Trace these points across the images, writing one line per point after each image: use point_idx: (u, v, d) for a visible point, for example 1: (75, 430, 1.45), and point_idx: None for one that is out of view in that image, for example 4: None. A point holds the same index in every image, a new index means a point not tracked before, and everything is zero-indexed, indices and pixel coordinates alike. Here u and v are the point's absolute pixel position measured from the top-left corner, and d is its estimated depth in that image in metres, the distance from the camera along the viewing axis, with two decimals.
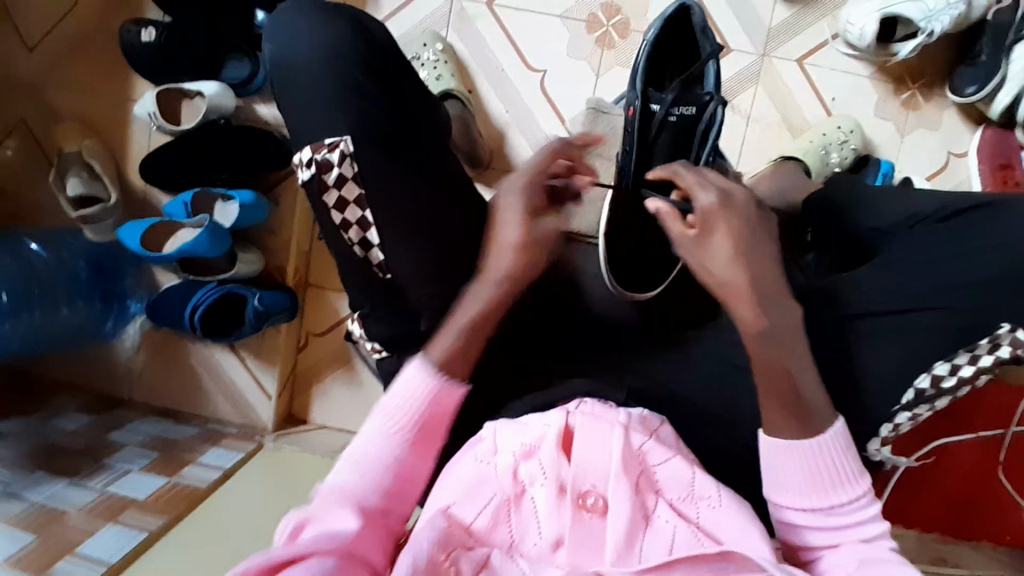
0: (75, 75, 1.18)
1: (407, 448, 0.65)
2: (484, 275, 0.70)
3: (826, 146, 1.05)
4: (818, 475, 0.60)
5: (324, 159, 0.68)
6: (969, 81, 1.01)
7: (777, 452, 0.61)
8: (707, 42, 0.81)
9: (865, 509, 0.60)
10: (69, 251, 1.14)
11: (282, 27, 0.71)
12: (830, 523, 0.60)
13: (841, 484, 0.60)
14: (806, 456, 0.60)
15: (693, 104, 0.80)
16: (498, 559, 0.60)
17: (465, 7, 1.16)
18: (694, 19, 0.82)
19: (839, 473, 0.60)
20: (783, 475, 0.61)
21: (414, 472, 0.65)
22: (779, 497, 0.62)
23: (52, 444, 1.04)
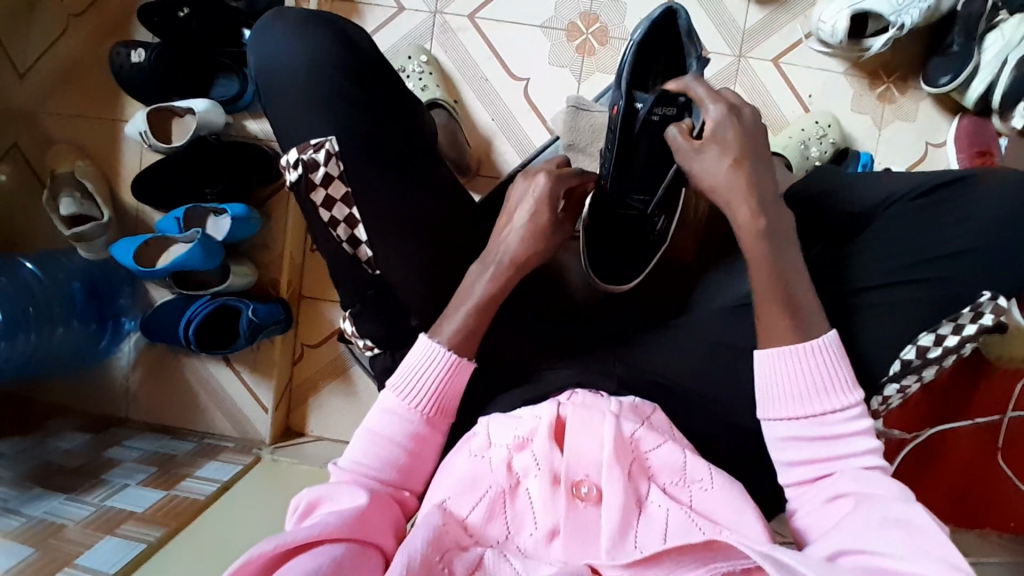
0: (66, 100, 1.21)
1: (425, 424, 0.69)
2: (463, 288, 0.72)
3: (805, 141, 1.08)
4: (810, 384, 0.62)
5: (311, 158, 0.70)
6: (942, 71, 1.03)
7: (774, 360, 0.63)
8: (692, 47, 0.76)
9: (854, 422, 0.61)
10: (63, 272, 1.14)
11: (265, 39, 0.73)
12: (826, 434, 0.61)
13: (835, 397, 0.62)
14: (796, 365, 0.62)
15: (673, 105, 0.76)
16: (490, 558, 0.61)
17: (448, 21, 1.19)
18: (680, 22, 0.76)
19: (835, 384, 0.62)
20: (780, 382, 0.63)
21: (423, 454, 0.69)
22: (774, 409, 0.63)
23: (51, 462, 1.05)
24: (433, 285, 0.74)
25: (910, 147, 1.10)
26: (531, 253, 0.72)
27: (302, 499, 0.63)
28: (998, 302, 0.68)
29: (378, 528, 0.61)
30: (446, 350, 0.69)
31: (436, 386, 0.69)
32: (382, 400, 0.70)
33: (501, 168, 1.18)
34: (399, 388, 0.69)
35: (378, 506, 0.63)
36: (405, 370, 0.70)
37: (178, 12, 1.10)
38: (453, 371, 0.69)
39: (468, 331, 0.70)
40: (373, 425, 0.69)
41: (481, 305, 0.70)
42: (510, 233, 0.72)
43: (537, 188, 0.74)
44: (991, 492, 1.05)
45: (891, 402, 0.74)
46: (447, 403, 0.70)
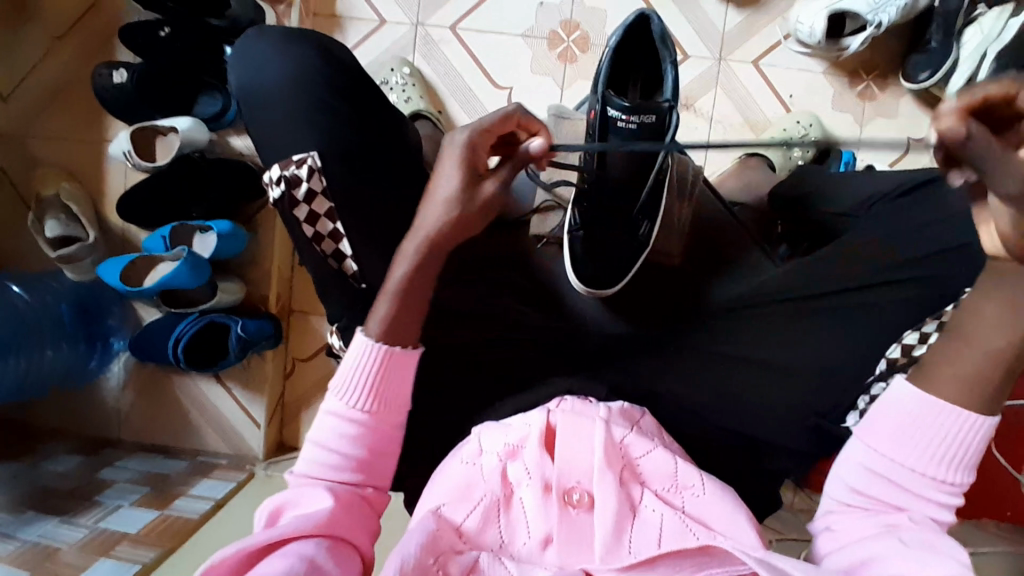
0: (50, 121, 1.20)
1: (371, 421, 0.63)
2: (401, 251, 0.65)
3: (787, 141, 1.09)
4: (935, 442, 0.53)
5: (293, 174, 0.69)
6: (922, 68, 1.04)
7: (910, 401, 0.54)
8: (667, 51, 0.77)
9: (945, 496, 0.53)
10: (52, 295, 1.13)
11: (246, 53, 0.73)
12: (922, 494, 0.54)
13: (954, 464, 0.53)
14: (933, 419, 0.53)
15: (653, 111, 0.73)
16: (485, 561, 0.60)
17: (430, 32, 1.19)
18: (654, 29, 0.78)
19: (954, 454, 0.53)
20: (906, 423, 0.54)
21: (379, 445, 0.64)
22: (880, 451, 0.55)
23: (43, 485, 1.04)
24: None
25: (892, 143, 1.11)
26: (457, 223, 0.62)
27: (267, 506, 0.61)
28: None
29: (345, 528, 0.59)
30: (375, 342, 0.63)
31: (373, 380, 0.63)
32: (326, 402, 0.64)
33: None
34: (343, 385, 0.63)
35: (344, 507, 0.60)
36: (345, 364, 0.63)
37: (159, 31, 1.10)
38: (386, 363, 0.63)
39: (391, 322, 0.63)
40: (321, 430, 0.64)
41: (403, 291, 0.63)
42: (432, 206, 0.63)
43: (453, 146, 0.62)
44: (983, 485, 1.06)
45: None
46: (391, 393, 0.64)
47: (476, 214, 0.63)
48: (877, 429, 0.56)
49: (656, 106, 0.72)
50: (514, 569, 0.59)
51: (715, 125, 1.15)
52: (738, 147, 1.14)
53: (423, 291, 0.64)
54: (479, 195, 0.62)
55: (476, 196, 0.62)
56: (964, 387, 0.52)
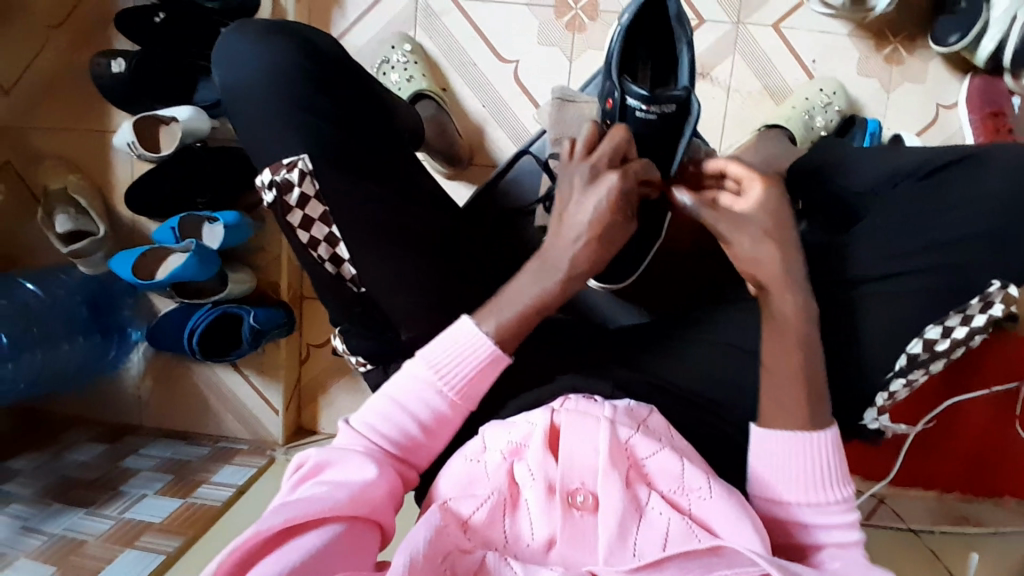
0: (51, 115, 1.20)
1: (450, 407, 0.63)
2: (539, 265, 0.66)
3: (809, 110, 1.03)
4: (813, 470, 0.60)
5: (284, 179, 0.67)
6: (951, 30, 0.97)
7: (775, 440, 0.60)
8: (683, 33, 0.71)
9: (840, 514, 0.60)
10: (64, 289, 1.16)
11: (228, 53, 0.71)
12: (818, 522, 0.60)
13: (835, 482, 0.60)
14: (798, 453, 0.60)
15: (671, 100, 0.69)
16: (493, 558, 0.57)
17: (431, 5, 1.15)
18: (670, 6, 0.72)
19: (829, 479, 0.60)
20: (782, 462, 0.60)
21: (444, 430, 0.64)
22: (769, 489, 0.61)
23: (70, 476, 1.07)
24: (424, 297, 0.70)
25: (920, 110, 1.05)
26: (601, 255, 0.66)
27: (306, 459, 0.60)
28: (1008, 292, 0.65)
29: (380, 506, 0.58)
30: (490, 341, 0.63)
31: (470, 373, 0.63)
32: (413, 366, 0.63)
33: (495, 156, 1.15)
34: (435, 363, 0.63)
35: (385, 480, 0.59)
36: (443, 344, 0.63)
37: (154, 17, 1.09)
38: (489, 363, 0.63)
39: (513, 328, 0.64)
40: (396, 396, 0.62)
41: (525, 316, 0.64)
42: (576, 238, 0.66)
43: (608, 189, 0.66)
44: (1008, 460, 1.03)
45: (897, 396, 0.71)
46: (477, 390, 0.64)
47: (611, 242, 0.66)
48: (757, 471, 0.62)
49: (674, 94, 0.69)
50: (521, 570, 0.56)
51: (732, 94, 1.09)
52: (757, 118, 1.09)
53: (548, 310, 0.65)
54: (613, 222, 0.66)
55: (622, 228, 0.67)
56: (781, 398, 0.61)
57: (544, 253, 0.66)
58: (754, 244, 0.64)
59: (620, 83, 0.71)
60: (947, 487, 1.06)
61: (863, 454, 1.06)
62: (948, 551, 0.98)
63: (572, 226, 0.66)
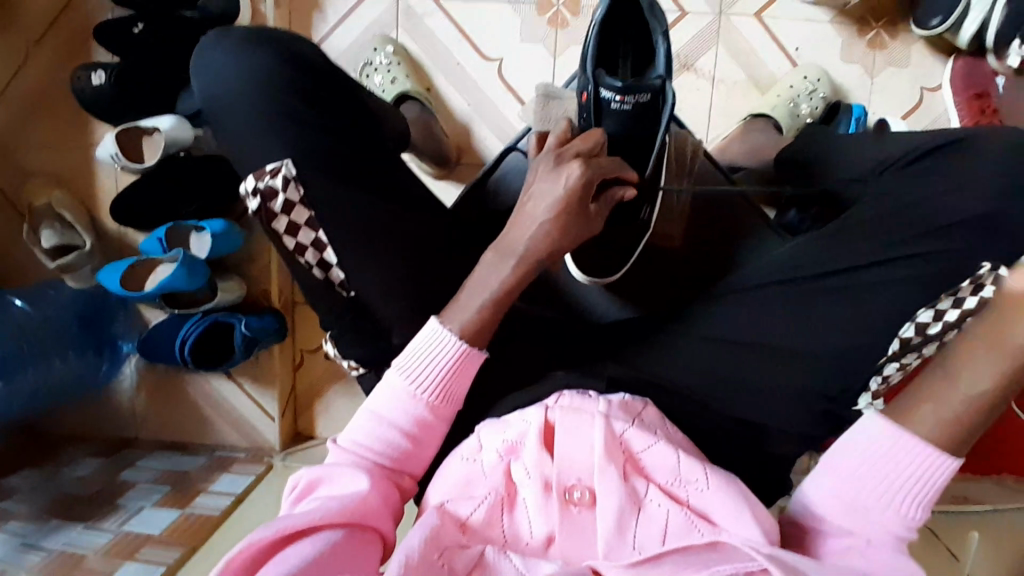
0: (32, 129, 1.19)
1: (430, 412, 0.63)
2: (500, 257, 0.66)
3: (794, 98, 1.03)
4: (894, 475, 0.51)
5: (268, 186, 0.66)
6: (932, 13, 0.97)
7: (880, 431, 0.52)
8: (657, 24, 0.72)
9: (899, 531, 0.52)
10: (53, 309, 1.14)
11: (205, 62, 0.70)
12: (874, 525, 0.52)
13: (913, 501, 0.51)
14: (893, 453, 0.52)
15: (645, 91, 0.69)
16: (491, 554, 0.57)
17: (412, 5, 1.14)
18: None
19: (908, 492, 0.51)
20: (867, 453, 0.53)
21: (429, 437, 0.63)
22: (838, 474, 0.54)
23: (67, 491, 1.07)
24: (413, 300, 0.70)
25: (904, 94, 1.05)
26: (562, 243, 0.66)
27: (300, 479, 0.60)
28: (999, 273, 0.60)
29: (374, 515, 0.57)
30: (457, 337, 0.63)
31: (444, 375, 0.63)
32: (389, 377, 0.63)
33: (482, 155, 1.15)
34: (409, 371, 0.63)
35: (378, 491, 0.59)
36: (415, 351, 0.63)
37: (133, 28, 1.07)
38: (461, 362, 0.63)
39: (481, 322, 0.64)
40: (376, 408, 0.63)
41: (497, 300, 0.65)
42: (533, 222, 0.66)
43: (569, 177, 0.66)
44: (999, 441, 1.03)
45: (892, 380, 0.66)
46: (454, 392, 0.64)
47: (573, 238, 0.66)
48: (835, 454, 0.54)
49: (649, 83, 0.69)
50: (520, 565, 0.56)
51: (718, 84, 1.09)
52: (743, 108, 1.09)
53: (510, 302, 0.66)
54: (583, 219, 0.67)
55: (584, 219, 0.66)
56: None
57: (499, 244, 0.67)
58: None
59: (593, 77, 0.70)
60: None
61: None
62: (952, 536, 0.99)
63: (529, 215, 0.66)
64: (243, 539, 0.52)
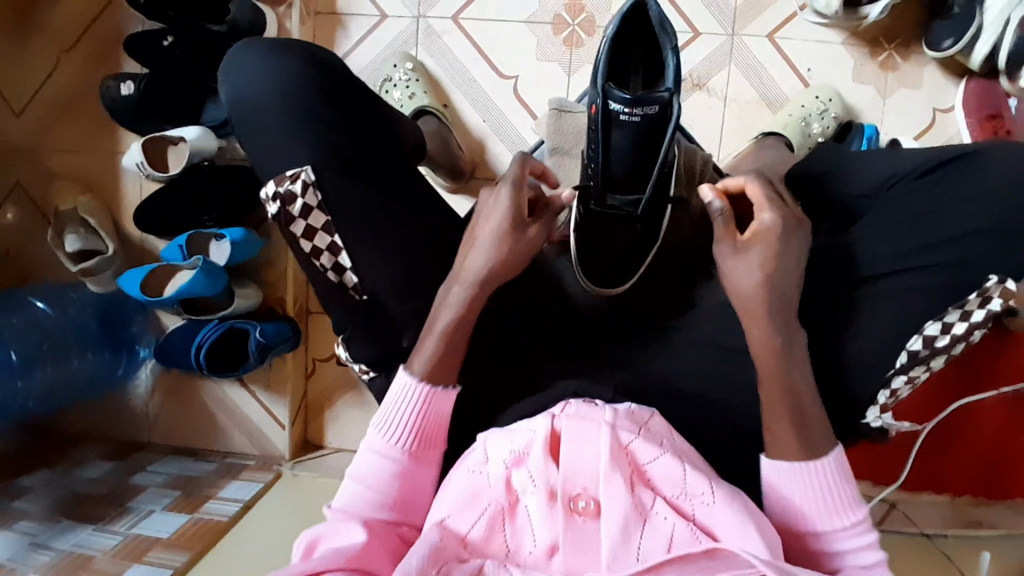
0: (62, 137, 1.23)
1: (411, 459, 0.65)
2: (454, 286, 0.67)
3: (806, 118, 1.04)
4: (820, 498, 0.60)
5: (288, 189, 0.68)
6: (945, 35, 0.99)
7: (782, 472, 0.61)
8: (668, 38, 0.73)
9: (860, 536, 0.60)
10: (74, 306, 1.19)
11: (232, 68, 0.73)
12: (844, 545, 0.60)
13: (845, 507, 0.60)
14: (807, 482, 0.60)
15: (654, 103, 0.69)
16: (490, 568, 0.56)
17: (432, 24, 1.17)
18: (651, 12, 0.73)
19: (839, 504, 0.60)
20: (789, 494, 0.61)
21: (417, 484, 0.65)
22: (789, 514, 0.62)
23: (80, 493, 1.08)
24: (425, 303, 0.72)
25: (918, 114, 1.06)
26: (511, 261, 0.67)
27: (300, 541, 0.60)
28: (1006, 286, 0.64)
29: (374, 562, 0.58)
30: (418, 382, 0.65)
31: (414, 422, 0.65)
32: (367, 437, 0.66)
33: (495, 169, 1.17)
34: (385, 423, 0.66)
35: (376, 541, 0.60)
36: (385, 403, 0.66)
37: (162, 41, 1.10)
38: (431, 405, 0.66)
39: (440, 362, 0.66)
40: (362, 465, 0.65)
41: (452, 335, 0.66)
42: (478, 250, 0.67)
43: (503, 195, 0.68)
44: (1017, 461, 1.02)
45: (900, 393, 0.68)
46: (431, 437, 0.66)
47: (520, 254, 0.67)
48: (771, 500, 0.63)
49: (658, 96, 0.68)
50: None
51: (730, 103, 1.11)
52: (754, 126, 1.10)
53: (468, 334, 0.67)
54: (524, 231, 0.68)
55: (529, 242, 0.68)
56: (780, 397, 0.61)
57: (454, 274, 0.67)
58: (749, 273, 0.62)
59: (601, 90, 0.70)
60: (959, 492, 1.05)
61: (873, 459, 1.05)
62: (960, 556, 0.96)
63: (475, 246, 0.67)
64: None
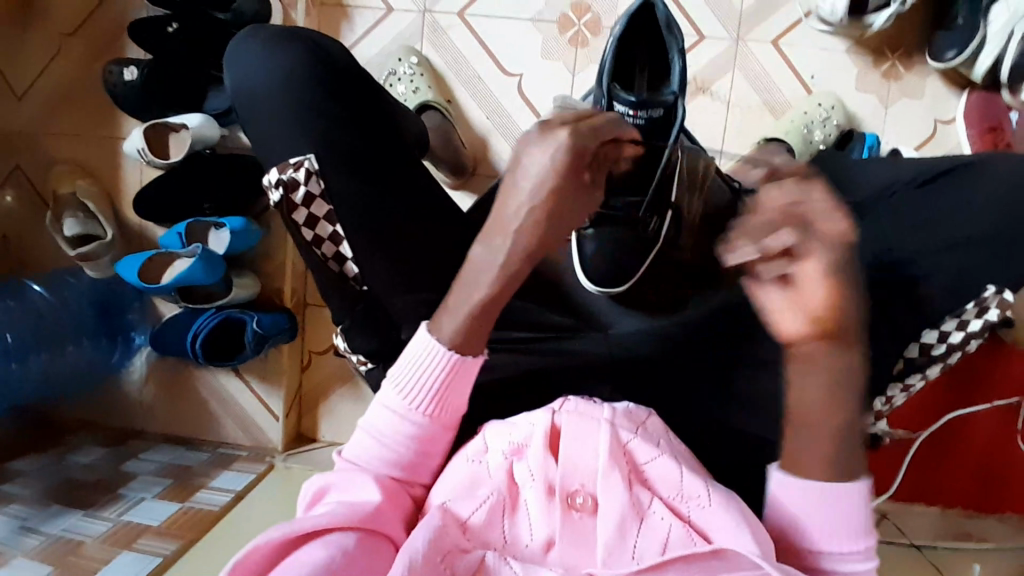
0: (63, 121, 1.22)
1: (429, 422, 0.63)
2: (485, 257, 0.62)
3: (808, 124, 1.05)
4: (825, 522, 0.55)
5: (290, 178, 0.69)
6: (949, 46, 0.99)
7: (792, 487, 0.56)
8: (675, 40, 0.74)
9: (859, 566, 0.55)
10: (72, 293, 1.19)
11: (239, 56, 0.73)
12: (839, 572, 0.56)
13: (851, 535, 0.55)
14: (814, 503, 0.55)
15: (660, 105, 0.72)
16: (492, 559, 0.56)
17: (437, 19, 1.17)
18: (658, 14, 0.75)
19: (845, 530, 0.55)
20: (793, 509, 0.56)
21: (433, 447, 0.63)
22: (786, 530, 0.57)
23: (71, 478, 1.08)
24: (425, 297, 0.72)
25: (919, 124, 1.07)
26: (548, 233, 0.61)
27: (310, 488, 0.61)
28: (1003, 296, 0.66)
29: (385, 521, 0.57)
30: (445, 347, 0.62)
31: (438, 386, 0.62)
32: (385, 393, 0.63)
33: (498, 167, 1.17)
34: (402, 383, 0.63)
35: (388, 500, 0.59)
36: (403, 361, 0.63)
37: (167, 27, 1.11)
38: (452, 371, 0.62)
39: (469, 328, 0.62)
40: (376, 421, 0.63)
41: (485, 305, 0.62)
42: (518, 218, 0.60)
43: (553, 152, 0.58)
44: (1010, 474, 1.03)
45: (896, 400, 0.69)
46: (449, 401, 0.63)
47: (554, 227, 0.60)
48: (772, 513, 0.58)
49: (662, 100, 0.72)
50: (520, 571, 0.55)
51: (733, 108, 1.11)
52: (757, 131, 1.10)
53: (497, 307, 0.62)
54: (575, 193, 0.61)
55: (572, 216, 0.60)
56: None
57: (485, 237, 0.62)
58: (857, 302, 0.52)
59: (607, 90, 0.73)
60: (951, 503, 1.05)
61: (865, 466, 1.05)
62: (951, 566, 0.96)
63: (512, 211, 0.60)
64: (254, 541, 0.53)
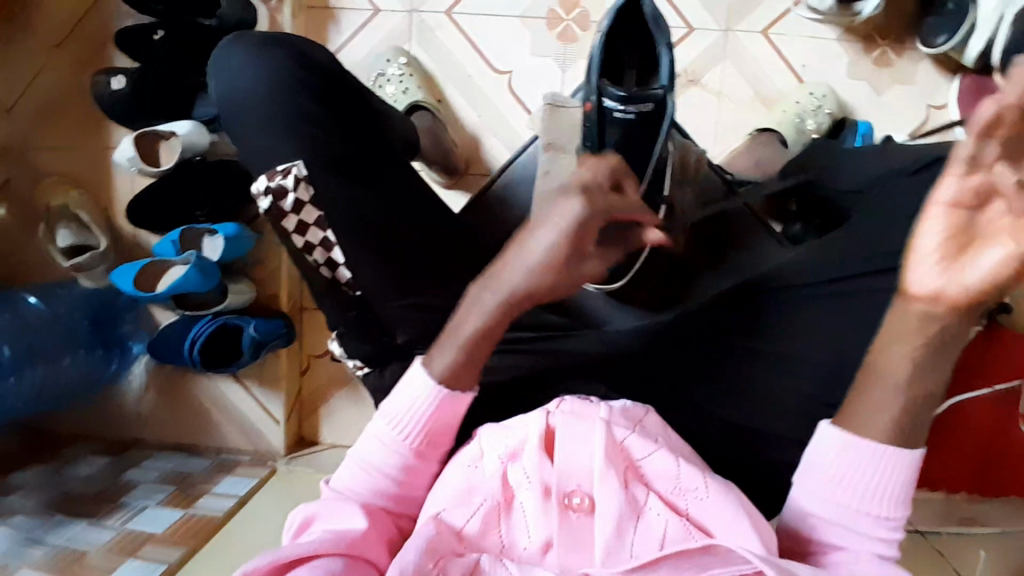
0: (53, 132, 1.22)
1: (418, 456, 0.63)
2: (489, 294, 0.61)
3: (800, 114, 1.04)
4: (858, 481, 0.52)
5: (279, 185, 0.68)
6: (938, 31, 0.99)
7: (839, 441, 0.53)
8: (661, 35, 0.73)
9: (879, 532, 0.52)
10: (65, 305, 1.17)
11: (223, 64, 0.72)
12: (856, 533, 0.53)
13: (882, 499, 0.52)
14: (856, 461, 0.52)
15: (648, 100, 0.70)
16: (487, 561, 0.55)
17: (425, 18, 1.17)
18: (645, 10, 0.74)
19: (877, 493, 0.52)
20: (830, 463, 0.53)
21: (420, 478, 0.63)
22: (814, 482, 0.54)
23: (73, 489, 1.08)
24: (418, 300, 0.72)
25: (912, 111, 1.06)
26: (554, 287, 0.59)
27: (296, 516, 0.61)
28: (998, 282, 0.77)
29: (370, 551, 0.57)
30: (436, 384, 0.61)
31: (424, 420, 0.61)
32: (376, 425, 0.63)
33: (490, 165, 1.17)
34: (394, 417, 0.62)
35: (374, 529, 0.59)
36: (397, 397, 0.62)
37: (153, 35, 1.11)
38: (444, 408, 0.62)
39: (461, 366, 0.61)
40: (366, 453, 0.63)
41: (475, 342, 0.60)
42: (524, 267, 0.59)
43: (566, 214, 0.58)
44: (1010, 458, 1.01)
45: None
46: (439, 436, 0.63)
47: (563, 286, 0.59)
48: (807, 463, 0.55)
49: (651, 93, 0.69)
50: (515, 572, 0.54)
51: (724, 100, 1.10)
52: (749, 122, 1.10)
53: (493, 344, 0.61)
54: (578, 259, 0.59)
55: (575, 278, 0.59)
56: None
57: (488, 278, 0.61)
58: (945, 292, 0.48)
59: (595, 87, 0.71)
60: (954, 488, 1.04)
61: None
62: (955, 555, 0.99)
63: (523, 259, 0.59)
64: (242, 568, 0.53)
